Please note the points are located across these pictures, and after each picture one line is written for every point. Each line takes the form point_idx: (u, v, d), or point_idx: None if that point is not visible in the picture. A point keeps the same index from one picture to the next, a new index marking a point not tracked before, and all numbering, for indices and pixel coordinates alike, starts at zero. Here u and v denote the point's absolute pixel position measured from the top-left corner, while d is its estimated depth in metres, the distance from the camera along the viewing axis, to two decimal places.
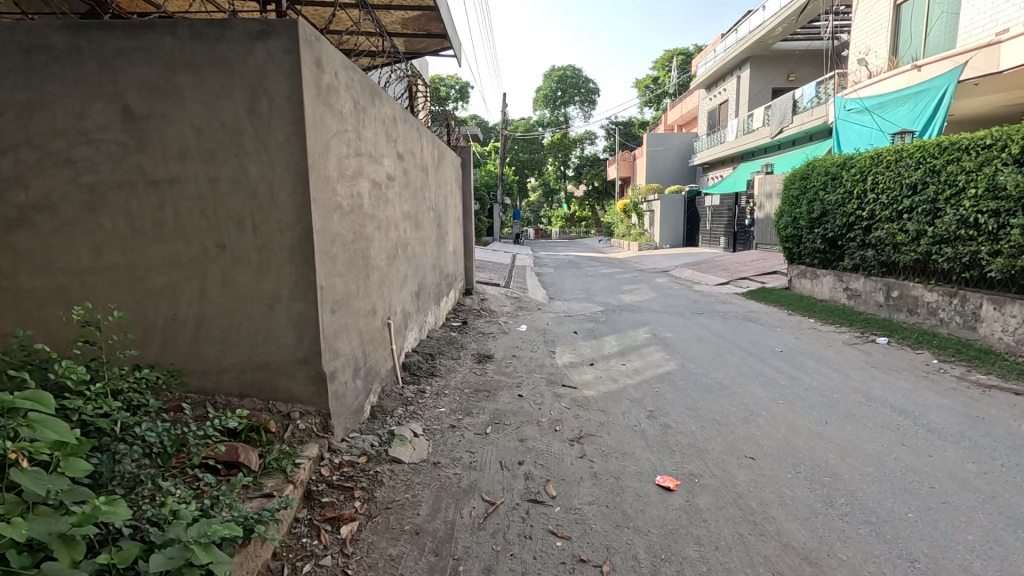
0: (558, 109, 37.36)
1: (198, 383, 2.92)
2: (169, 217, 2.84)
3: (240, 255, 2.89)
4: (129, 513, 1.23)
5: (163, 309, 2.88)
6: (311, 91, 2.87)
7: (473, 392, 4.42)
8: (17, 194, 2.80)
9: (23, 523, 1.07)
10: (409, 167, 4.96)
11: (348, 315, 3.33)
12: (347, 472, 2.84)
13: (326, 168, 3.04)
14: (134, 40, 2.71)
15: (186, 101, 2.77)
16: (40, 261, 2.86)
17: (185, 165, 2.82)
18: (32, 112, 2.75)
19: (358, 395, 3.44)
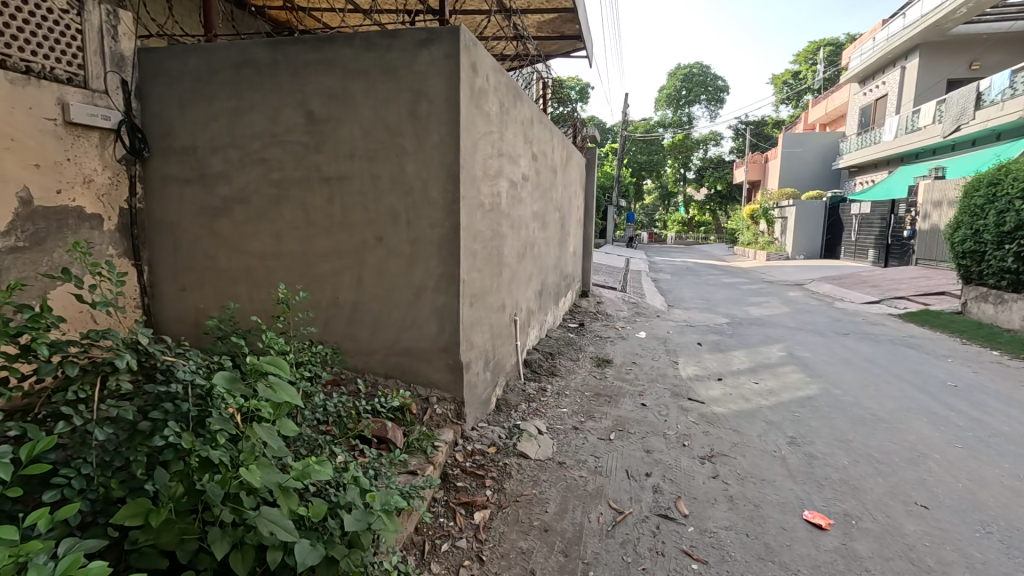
0: (683, 109, 35.68)
1: (352, 361, 3.22)
2: (337, 211, 3.16)
3: (394, 248, 3.12)
4: (331, 474, 1.39)
5: (327, 293, 3.22)
6: (465, 94, 3.01)
7: (594, 396, 4.36)
8: (223, 188, 3.32)
9: (258, 471, 1.24)
10: (541, 168, 5.03)
11: (483, 308, 3.45)
12: (478, 460, 2.95)
13: (473, 167, 3.18)
14: (319, 52, 3.05)
15: (358, 105, 3.05)
16: (235, 245, 3.36)
17: (353, 164, 3.11)
18: (238, 117, 3.23)
19: (487, 387, 3.56)
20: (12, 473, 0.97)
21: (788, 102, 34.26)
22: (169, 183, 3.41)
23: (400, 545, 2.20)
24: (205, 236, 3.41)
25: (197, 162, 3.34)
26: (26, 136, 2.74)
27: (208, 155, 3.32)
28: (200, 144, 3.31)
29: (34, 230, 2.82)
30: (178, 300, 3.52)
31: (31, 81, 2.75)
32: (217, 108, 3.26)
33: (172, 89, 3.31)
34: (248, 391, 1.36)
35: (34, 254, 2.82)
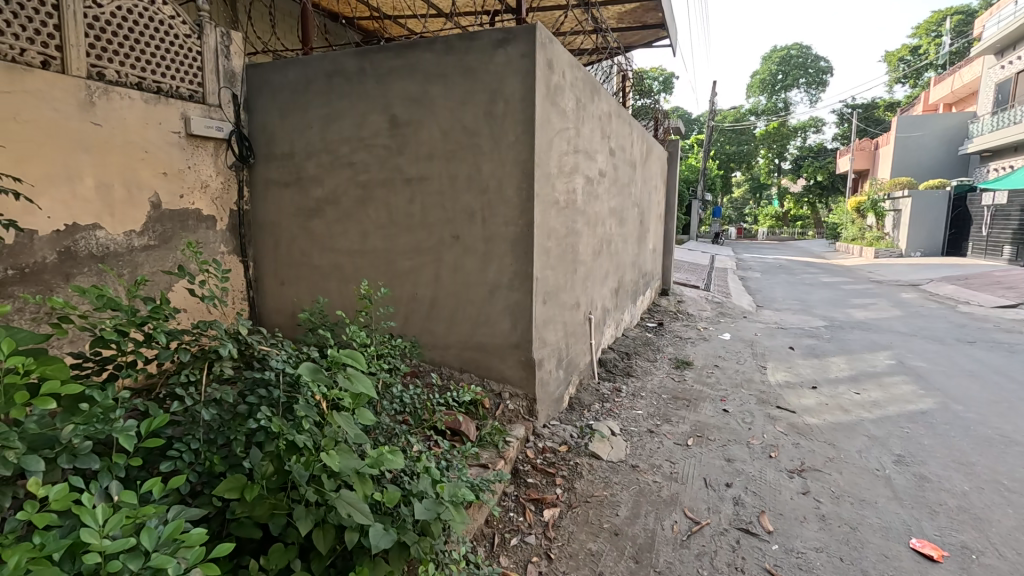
0: (778, 94, 33.18)
1: (430, 354, 3.35)
2: (417, 210, 3.30)
3: (470, 246, 3.19)
4: (403, 464, 1.45)
5: (407, 289, 3.37)
6: (542, 91, 2.99)
7: (671, 399, 4.20)
8: (316, 190, 3.59)
9: (337, 457, 1.33)
10: (619, 163, 4.91)
11: (556, 306, 3.44)
12: (549, 458, 2.95)
13: (548, 165, 3.16)
14: (402, 58, 3.19)
15: (437, 107, 3.16)
16: (326, 243, 3.62)
17: (432, 164, 3.23)
18: (330, 124, 3.47)
19: (560, 384, 3.55)
20: (134, 444, 1.10)
21: (905, 81, 30.67)
22: (270, 186, 3.75)
23: (471, 535, 2.26)
24: (300, 234, 3.70)
25: (294, 167, 3.63)
26: (156, 147, 3.19)
27: (303, 160, 3.60)
28: (297, 150, 3.60)
29: (161, 230, 3.28)
30: (278, 293, 3.86)
31: (161, 99, 3.20)
32: (312, 116, 3.52)
33: (273, 100, 3.63)
34: (330, 380, 1.45)
35: (161, 250, 3.29)
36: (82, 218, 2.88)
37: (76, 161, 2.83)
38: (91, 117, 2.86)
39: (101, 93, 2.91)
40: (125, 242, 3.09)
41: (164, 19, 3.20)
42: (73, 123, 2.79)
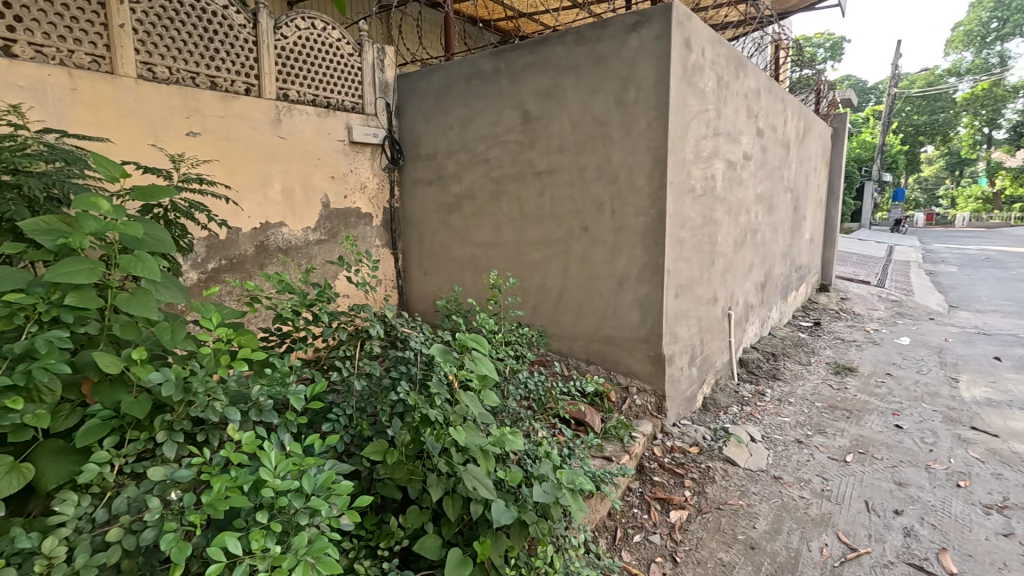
0: (992, 46, 26.91)
1: (557, 344, 3.42)
2: (547, 202, 3.36)
3: (598, 237, 3.15)
4: (523, 445, 1.51)
5: (536, 280, 3.47)
6: (678, 72, 2.81)
7: (827, 408, 3.71)
8: (456, 186, 3.86)
9: (464, 433, 1.43)
10: (769, 144, 4.43)
11: (691, 300, 3.24)
12: (678, 458, 2.82)
13: (684, 150, 2.96)
14: (534, 54, 3.27)
15: (568, 100, 3.16)
16: (464, 236, 3.89)
17: (562, 157, 3.25)
18: (467, 124, 3.71)
19: (693, 383, 3.35)
20: (303, 405, 1.32)
21: None
22: (416, 184, 4.14)
23: (593, 525, 2.28)
24: (441, 228, 4.03)
25: (436, 166, 3.96)
26: (326, 155, 3.71)
27: (444, 159, 3.90)
28: (439, 150, 3.92)
29: (330, 226, 3.81)
30: (422, 282, 4.24)
31: (329, 112, 3.71)
32: (452, 118, 3.79)
33: (420, 105, 3.98)
34: (460, 362, 1.56)
35: (329, 244, 3.83)
36: (272, 216, 3.46)
37: (268, 169, 3.41)
38: (278, 132, 3.43)
39: (286, 111, 3.46)
40: (303, 236, 3.65)
41: (332, 41, 3.67)
42: (266, 138, 3.37)
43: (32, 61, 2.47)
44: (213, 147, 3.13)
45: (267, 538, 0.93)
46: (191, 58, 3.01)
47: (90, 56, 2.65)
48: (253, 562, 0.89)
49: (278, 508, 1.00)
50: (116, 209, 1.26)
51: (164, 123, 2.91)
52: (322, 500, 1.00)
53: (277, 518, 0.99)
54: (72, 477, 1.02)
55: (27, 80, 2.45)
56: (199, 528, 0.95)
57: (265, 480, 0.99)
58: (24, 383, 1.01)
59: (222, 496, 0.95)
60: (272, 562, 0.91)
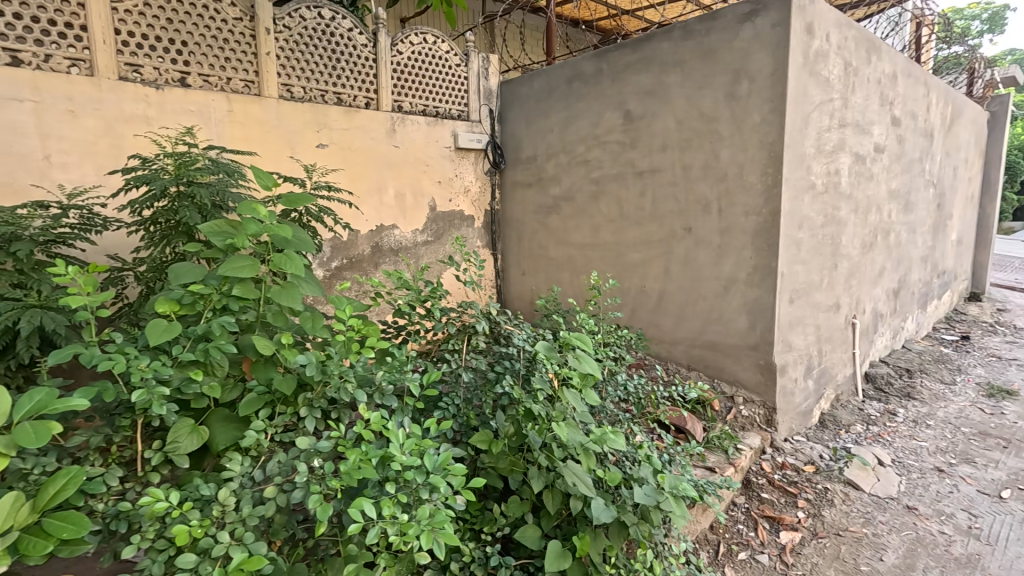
0: None
1: (656, 348, 3.33)
2: (648, 203, 3.29)
3: (703, 238, 3.01)
4: (625, 446, 1.50)
5: (636, 282, 3.41)
6: (798, 61, 2.61)
7: (978, 435, 3.22)
8: (555, 188, 3.93)
9: (566, 430, 1.45)
10: (906, 134, 3.95)
11: (808, 306, 2.99)
12: (790, 476, 2.61)
13: (803, 144, 2.74)
14: (637, 52, 3.23)
15: (673, 97, 3.07)
16: (562, 237, 3.93)
17: (665, 156, 3.16)
18: (568, 127, 3.75)
19: (809, 397, 3.09)
20: (419, 391, 1.44)
21: None
22: (517, 187, 4.28)
23: (694, 537, 2.20)
24: (540, 230, 4.11)
25: (536, 169, 4.08)
26: (433, 161, 3.96)
27: (544, 161, 3.99)
28: (539, 153, 4.01)
29: (435, 228, 4.06)
30: (521, 282, 4.35)
31: (438, 121, 3.95)
32: (553, 121, 3.87)
33: (522, 110, 4.12)
34: (563, 359, 1.59)
35: (435, 245, 4.07)
36: (386, 220, 3.75)
37: (383, 175, 3.70)
38: (392, 141, 3.71)
39: (399, 122, 3.74)
40: (412, 238, 3.91)
41: (441, 54, 3.89)
42: (382, 147, 3.67)
43: (200, 89, 2.92)
44: (338, 157, 3.47)
45: (396, 506, 1.03)
46: (321, 78, 3.36)
47: (243, 81, 3.07)
48: (384, 526, 0.99)
49: (402, 481, 1.09)
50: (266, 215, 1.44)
51: (299, 137, 3.29)
52: (442, 478, 1.08)
53: (402, 491, 1.08)
54: (236, 440, 1.22)
55: (196, 105, 2.90)
56: (338, 493, 1.08)
57: (392, 455, 1.09)
58: (203, 359, 1.21)
59: (357, 465, 1.06)
60: (399, 529, 1.00)
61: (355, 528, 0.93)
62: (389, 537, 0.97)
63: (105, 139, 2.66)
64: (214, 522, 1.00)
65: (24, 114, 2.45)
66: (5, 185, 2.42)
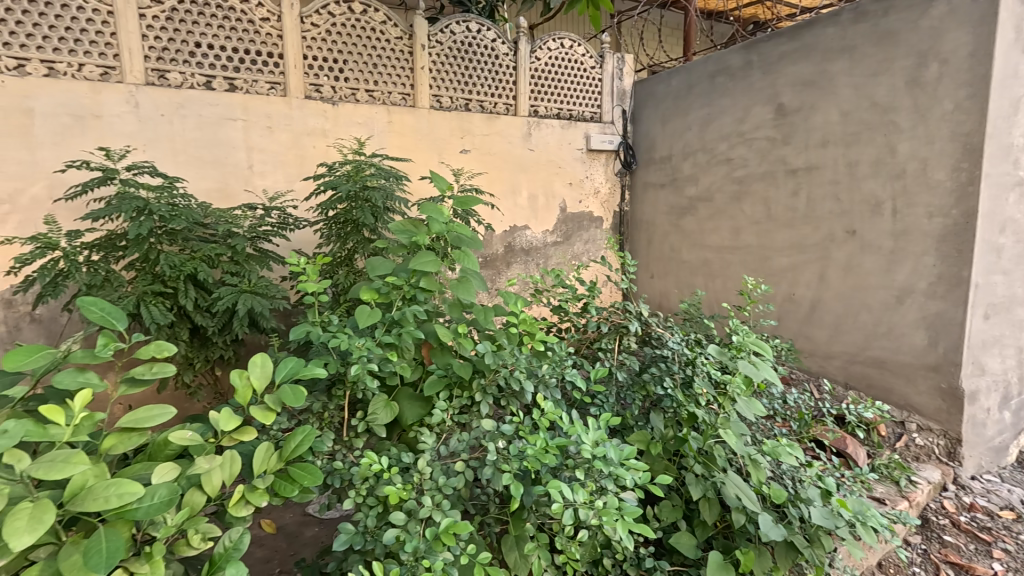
0: None
1: (806, 362, 3.07)
2: (802, 203, 3.03)
3: (871, 242, 2.70)
4: (800, 460, 1.43)
5: (784, 288, 3.17)
6: (1009, 36, 2.22)
7: None
8: (691, 189, 3.78)
9: (735, 437, 1.42)
10: None
11: (1008, 324, 2.54)
12: (982, 520, 2.22)
13: (1011, 134, 2.33)
14: (797, 41, 2.99)
15: (838, 87, 2.80)
16: (697, 239, 3.78)
17: (826, 152, 2.88)
18: (709, 124, 3.59)
19: (1004, 431, 2.62)
20: (584, 385, 1.47)
21: None
22: (649, 188, 4.19)
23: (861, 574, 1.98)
24: (673, 232, 3.99)
25: (671, 168, 3.96)
26: (566, 163, 4.02)
27: (680, 161, 3.86)
28: (675, 153, 3.89)
29: (565, 229, 4.12)
30: (649, 285, 4.26)
31: (571, 123, 4.01)
32: (692, 119, 3.73)
33: (657, 110, 4.04)
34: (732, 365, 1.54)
35: (564, 246, 4.13)
36: (519, 220, 3.88)
37: (517, 178, 3.84)
38: (528, 144, 3.84)
39: (535, 126, 3.85)
40: (542, 239, 4.01)
41: (577, 57, 3.94)
42: (518, 151, 3.81)
43: (366, 104, 3.26)
44: (479, 161, 3.67)
45: (589, 493, 1.04)
46: (466, 88, 3.58)
47: (401, 94, 3.37)
48: (583, 508, 1.00)
49: (588, 468, 1.11)
50: (441, 215, 1.55)
51: (445, 143, 3.53)
52: (629, 467, 1.09)
53: (588, 477, 1.10)
54: (420, 417, 1.36)
55: (362, 118, 3.26)
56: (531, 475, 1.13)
57: (579, 441, 1.10)
58: (397, 342, 1.37)
59: (545, 449, 1.10)
60: (595, 513, 1.01)
61: (556, 506, 0.97)
62: (587, 519, 0.99)
63: (293, 151, 3.10)
64: (415, 487, 1.12)
65: (236, 131, 2.94)
66: (222, 190, 2.94)
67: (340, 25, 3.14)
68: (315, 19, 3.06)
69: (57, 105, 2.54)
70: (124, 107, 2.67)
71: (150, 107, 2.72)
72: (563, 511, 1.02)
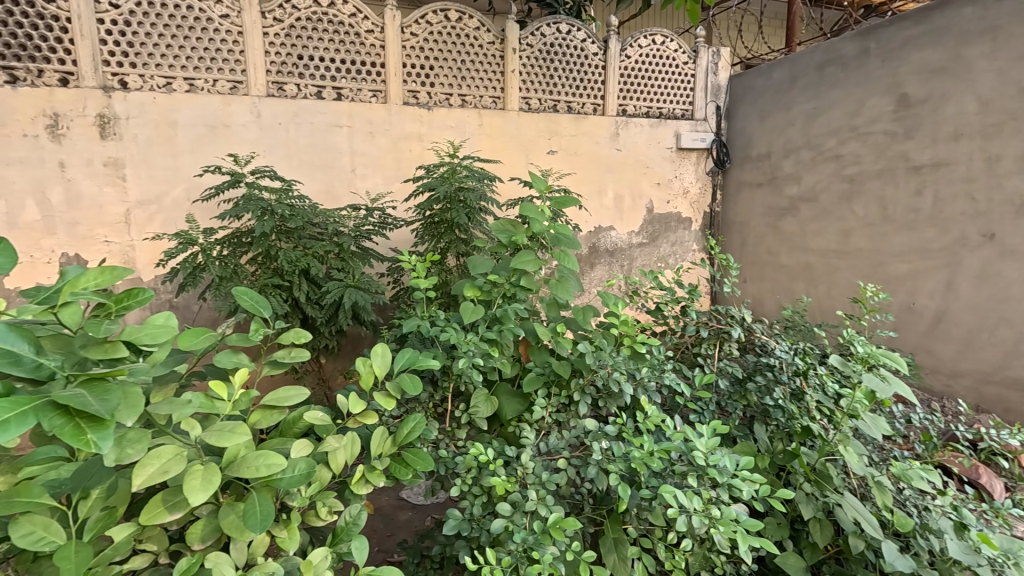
0: None
1: (927, 379, 2.77)
2: (926, 203, 2.74)
3: (1013, 247, 2.39)
4: (933, 487, 1.29)
5: (901, 297, 2.88)
6: None
7: None
8: (793, 188, 3.54)
9: (855, 456, 1.31)
10: None
11: None
12: None
13: None
14: (925, 24, 2.71)
15: (976, 73, 2.50)
16: (798, 242, 3.53)
17: (958, 146, 2.59)
18: (816, 118, 3.34)
19: None
20: (690, 391, 1.42)
21: None
22: (744, 187, 3.98)
23: None
24: (770, 235, 3.76)
25: (769, 166, 3.73)
26: (654, 163, 3.92)
27: (781, 159, 3.63)
28: (775, 150, 3.67)
29: (651, 230, 4.02)
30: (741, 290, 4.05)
31: (661, 122, 3.89)
32: (796, 113, 3.49)
33: (756, 105, 3.81)
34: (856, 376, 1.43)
35: (650, 247, 4.03)
36: (605, 221, 3.84)
37: (604, 178, 3.80)
38: (615, 144, 3.79)
39: (623, 125, 3.79)
40: (627, 239, 3.94)
41: (670, 53, 3.82)
42: (605, 151, 3.77)
43: (459, 108, 3.38)
44: (566, 162, 3.68)
45: (702, 500, 1.01)
46: (555, 89, 3.59)
47: (491, 98, 3.45)
48: (699, 517, 0.97)
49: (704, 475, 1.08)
50: (540, 215, 1.57)
51: (532, 144, 3.57)
52: (745, 477, 1.04)
53: (701, 484, 1.07)
54: (519, 412, 1.39)
55: (455, 121, 3.38)
56: (640, 480, 1.11)
57: (694, 446, 1.07)
58: (499, 338, 1.41)
59: (651, 453, 1.09)
60: (711, 522, 0.98)
61: (670, 511, 0.95)
62: (701, 526, 0.96)
63: (391, 154, 3.28)
64: (519, 480, 1.14)
65: (342, 137, 3.16)
66: (328, 192, 3.17)
67: (436, 32, 3.26)
68: (413, 28, 3.20)
69: (196, 117, 2.86)
70: (249, 117, 2.95)
71: (270, 116, 2.99)
72: (674, 516, 1.00)
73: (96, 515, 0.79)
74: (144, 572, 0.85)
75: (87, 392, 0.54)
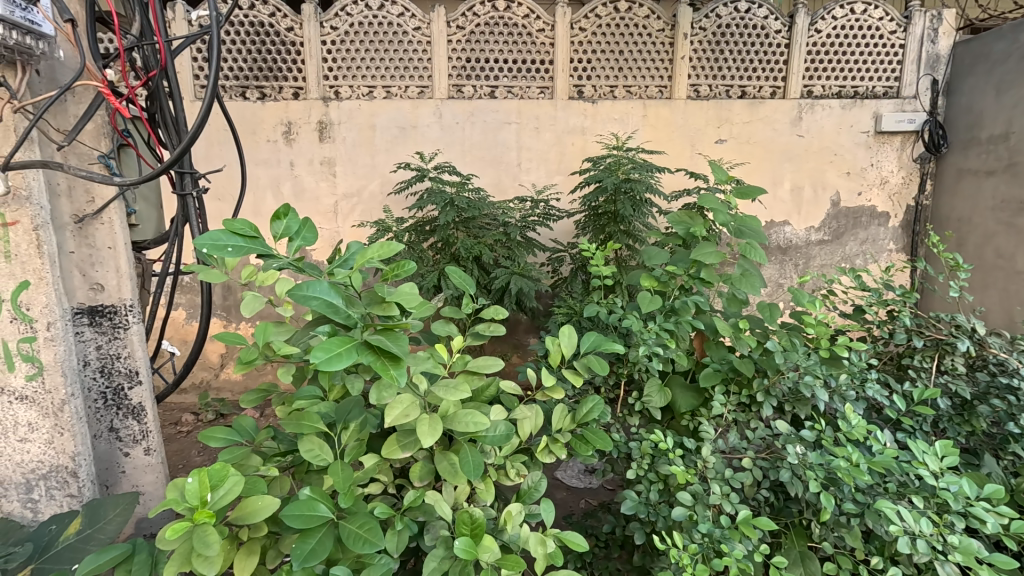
0: None
1: None
2: None
3: None
4: None
5: None
6: None
7: None
8: None
9: None
10: None
11: None
12: None
13: None
14: None
15: None
16: None
17: None
18: None
19: None
20: (904, 406, 1.24)
21: None
22: (966, 176, 3.32)
23: None
24: (1003, 234, 3.09)
25: (1006, 150, 3.07)
26: (845, 150, 3.47)
27: None
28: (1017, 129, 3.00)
29: (836, 226, 3.56)
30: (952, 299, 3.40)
31: (856, 102, 3.42)
32: None
33: (990, 75, 3.14)
34: None
35: (832, 245, 3.58)
36: (779, 215, 3.51)
37: (781, 168, 3.47)
38: (797, 130, 3.43)
39: (808, 109, 3.41)
40: (805, 236, 3.55)
41: (873, 22, 3.32)
42: (784, 139, 3.44)
43: (624, 99, 3.35)
44: (737, 152, 3.44)
45: (926, 521, 0.91)
46: (728, 73, 3.36)
47: (658, 87, 3.36)
48: (929, 541, 0.88)
49: (929, 497, 0.97)
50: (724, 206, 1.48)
51: (700, 134, 3.40)
52: (987, 509, 0.91)
53: (926, 507, 0.96)
54: (693, 407, 1.37)
55: (620, 114, 3.36)
56: (842, 494, 1.03)
57: (922, 463, 0.96)
58: (676, 330, 1.40)
59: (859, 465, 1.00)
60: (942, 548, 0.88)
61: (890, 527, 0.87)
62: (927, 552, 0.86)
63: (555, 148, 3.39)
64: (699, 473, 1.13)
65: (511, 134, 3.35)
66: (496, 185, 3.40)
67: (605, 25, 3.27)
68: (583, 23, 3.25)
69: (390, 120, 3.27)
70: (433, 118, 3.29)
71: (450, 116, 3.29)
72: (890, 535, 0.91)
73: (352, 443, 0.97)
74: (378, 496, 1.03)
75: (385, 338, 0.70)
